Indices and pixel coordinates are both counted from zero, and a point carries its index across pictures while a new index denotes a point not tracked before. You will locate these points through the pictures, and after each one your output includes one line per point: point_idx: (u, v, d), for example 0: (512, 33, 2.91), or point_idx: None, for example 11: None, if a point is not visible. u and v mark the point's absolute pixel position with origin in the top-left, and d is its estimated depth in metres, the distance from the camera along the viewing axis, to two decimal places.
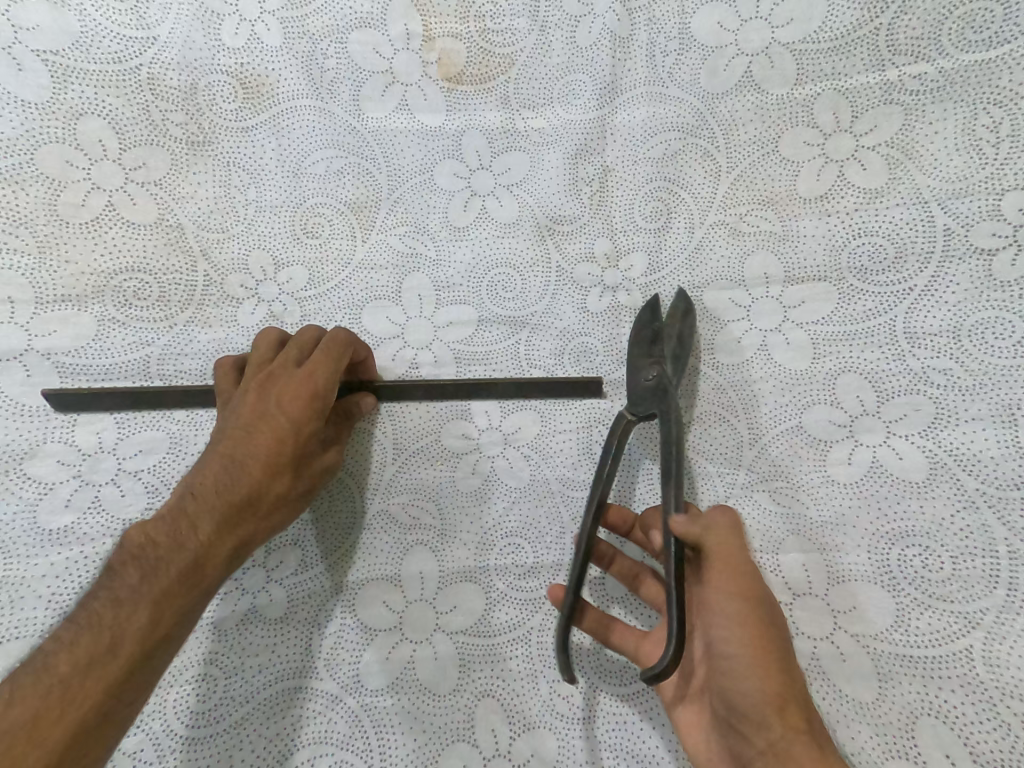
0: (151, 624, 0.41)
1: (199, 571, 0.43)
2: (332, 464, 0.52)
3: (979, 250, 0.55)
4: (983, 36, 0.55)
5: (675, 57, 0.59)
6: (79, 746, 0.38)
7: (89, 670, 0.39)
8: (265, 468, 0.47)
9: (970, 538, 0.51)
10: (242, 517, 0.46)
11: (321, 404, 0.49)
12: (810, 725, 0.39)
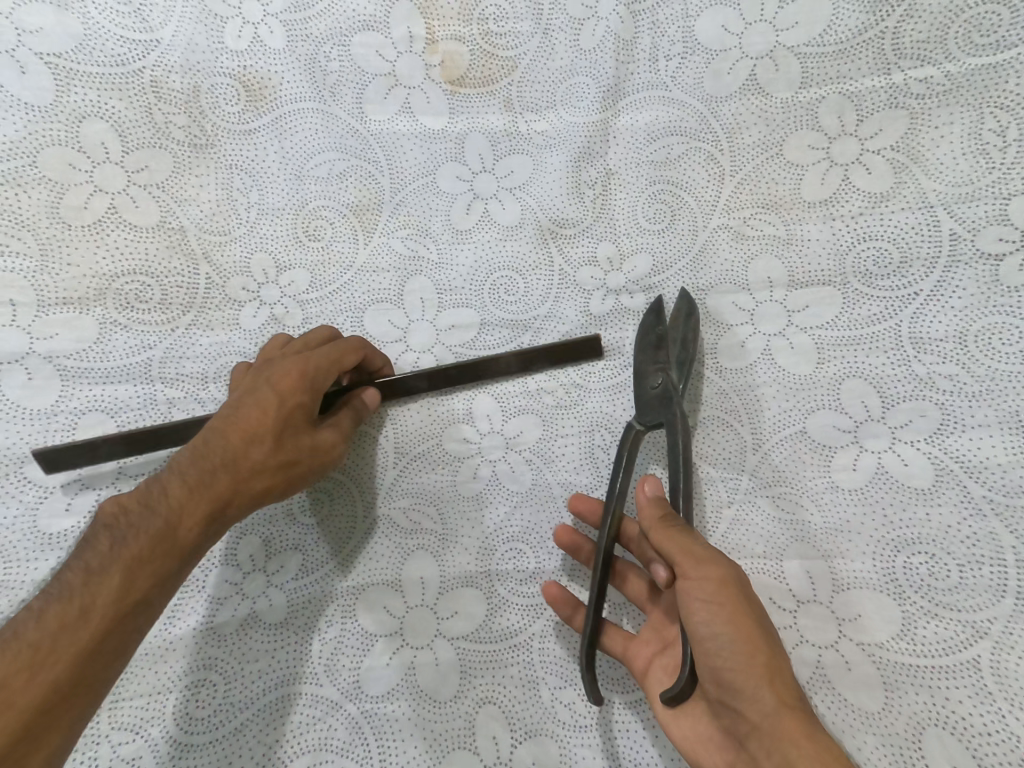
0: (123, 590, 0.40)
1: (171, 535, 0.42)
2: (325, 447, 0.49)
3: (986, 255, 0.55)
4: (989, 40, 0.55)
5: (678, 60, 0.59)
6: (49, 713, 0.37)
7: (58, 636, 0.38)
8: (241, 433, 0.47)
9: (976, 546, 0.50)
10: (214, 482, 0.45)
11: (310, 382, 0.49)
12: (803, 706, 0.38)
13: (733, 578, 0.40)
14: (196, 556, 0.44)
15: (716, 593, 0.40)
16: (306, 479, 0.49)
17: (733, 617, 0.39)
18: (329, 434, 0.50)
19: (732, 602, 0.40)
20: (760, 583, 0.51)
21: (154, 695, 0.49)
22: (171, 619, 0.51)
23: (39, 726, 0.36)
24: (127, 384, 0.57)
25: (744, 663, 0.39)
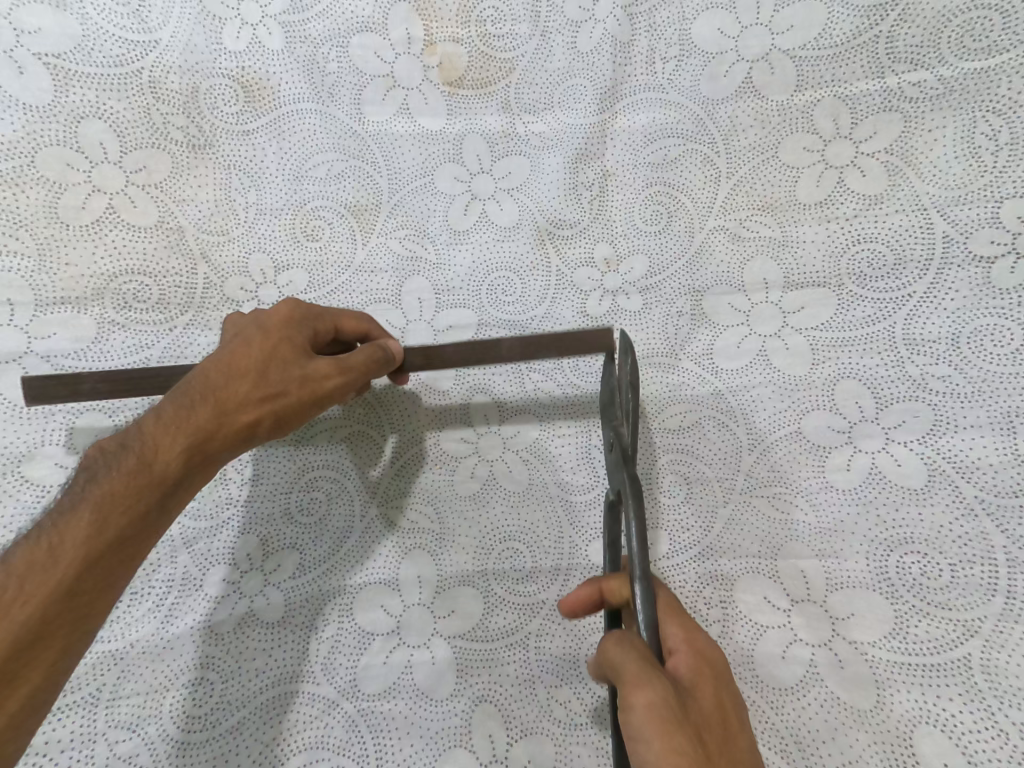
0: (94, 530, 0.37)
1: (146, 470, 0.39)
2: (316, 379, 0.45)
3: (979, 258, 0.55)
4: (982, 44, 0.55)
5: (675, 62, 0.59)
6: (22, 655, 0.35)
7: (26, 578, 0.36)
8: (222, 367, 0.43)
9: (968, 545, 0.51)
10: (192, 415, 0.41)
11: (296, 324, 0.46)
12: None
13: (670, 700, 0.34)
14: (181, 493, 0.41)
15: (650, 725, 0.33)
16: (300, 413, 0.45)
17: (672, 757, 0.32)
18: (322, 366, 0.45)
19: (669, 733, 0.33)
20: (755, 581, 0.52)
21: (151, 694, 0.50)
22: (168, 617, 0.52)
23: (12, 668, 0.35)
24: None
25: None
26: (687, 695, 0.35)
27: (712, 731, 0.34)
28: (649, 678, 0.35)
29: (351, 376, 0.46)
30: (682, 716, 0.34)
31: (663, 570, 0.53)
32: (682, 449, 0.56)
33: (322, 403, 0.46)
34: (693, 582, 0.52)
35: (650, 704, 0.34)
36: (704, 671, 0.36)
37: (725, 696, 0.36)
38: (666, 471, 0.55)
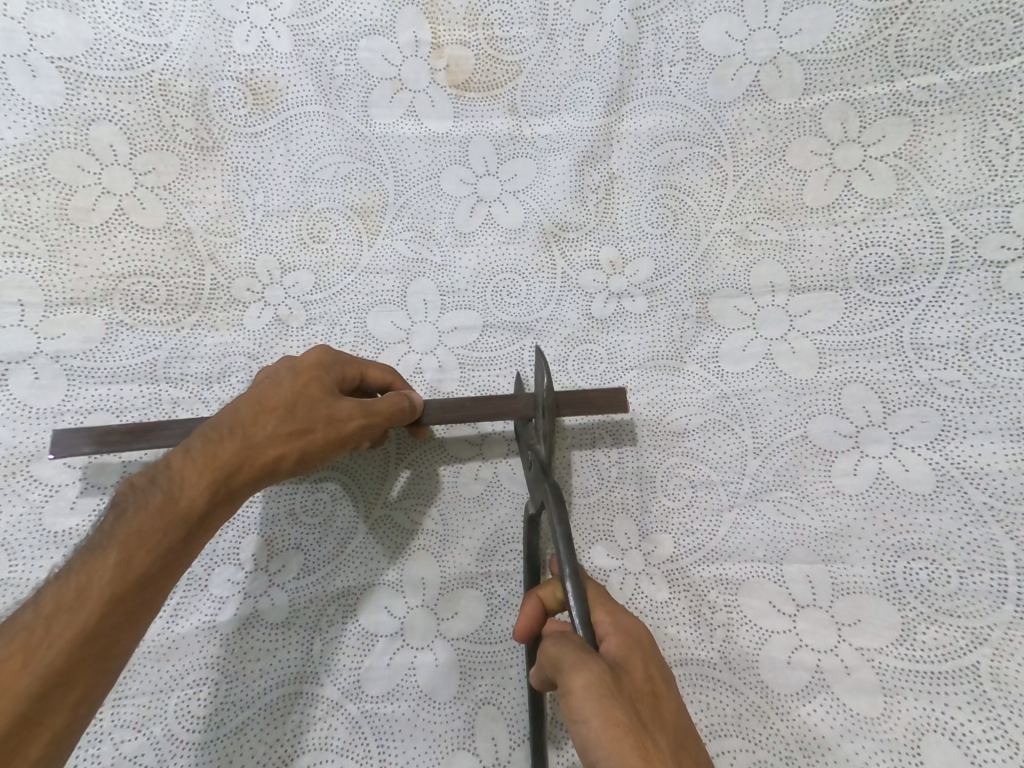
0: (120, 569, 0.37)
1: (172, 506, 0.40)
2: (341, 419, 0.46)
3: (988, 263, 0.55)
4: (992, 49, 0.55)
5: (682, 65, 0.59)
6: (47, 698, 0.34)
7: (53, 619, 0.35)
8: (253, 402, 0.44)
9: (977, 552, 0.50)
10: (220, 450, 0.42)
11: (326, 367, 0.47)
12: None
13: (605, 676, 0.33)
14: (203, 529, 0.41)
15: (593, 706, 0.32)
16: (324, 451, 0.45)
17: (612, 729, 0.31)
18: (348, 407, 0.46)
19: (608, 707, 0.32)
20: (760, 586, 0.52)
21: (157, 693, 0.50)
22: (174, 617, 0.52)
23: (38, 708, 0.34)
24: (133, 383, 0.57)
25: None
26: (618, 671, 0.34)
27: (643, 698, 0.34)
28: (584, 658, 0.34)
29: (376, 420, 0.47)
30: (618, 689, 0.33)
31: (668, 572, 0.52)
32: (687, 452, 0.56)
33: (344, 444, 0.46)
34: (698, 585, 0.52)
35: (588, 684, 0.32)
36: (630, 638, 0.36)
37: (653, 659, 0.36)
38: (671, 474, 0.55)
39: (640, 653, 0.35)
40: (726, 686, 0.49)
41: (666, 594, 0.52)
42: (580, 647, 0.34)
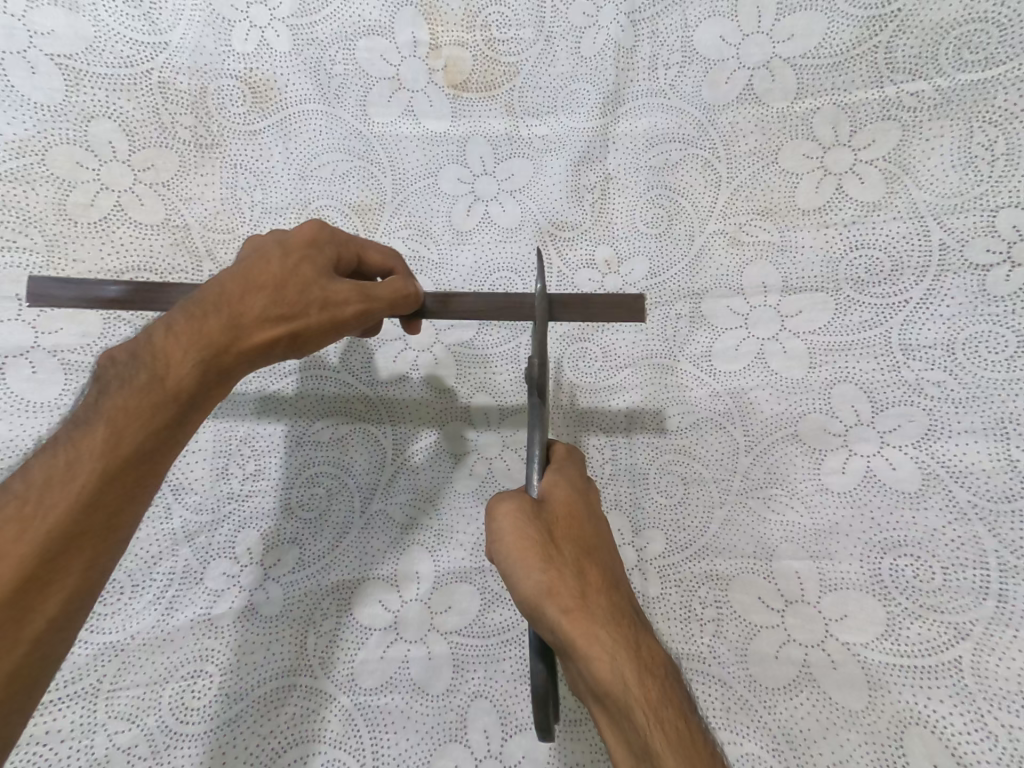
0: (111, 441, 0.37)
1: (158, 385, 0.39)
2: (337, 302, 0.45)
3: (974, 265, 0.55)
4: (980, 56, 0.56)
5: (677, 69, 0.60)
6: (49, 564, 0.34)
7: (46, 488, 0.35)
8: (239, 280, 0.43)
9: (960, 549, 0.51)
10: (205, 325, 0.41)
11: (318, 246, 0.46)
12: (587, 604, 0.37)
13: (523, 505, 0.39)
14: (197, 403, 0.41)
15: (507, 525, 0.39)
16: (318, 333, 0.45)
17: (518, 542, 0.38)
18: (343, 289, 0.46)
19: (519, 526, 0.39)
20: (749, 582, 0.52)
21: (151, 685, 0.50)
22: (170, 609, 0.53)
23: (44, 575, 0.34)
24: None
25: (535, 580, 0.37)
26: (541, 502, 0.41)
27: (558, 522, 0.40)
28: (506, 494, 0.40)
29: (374, 305, 0.47)
30: (535, 515, 0.39)
31: (659, 568, 0.53)
32: (679, 449, 0.57)
33: (341, 327, 0.46)
34: (688, 580, 0.53)
35: (506, 509, 0.39)
36: (560, 483, 0.41)
37: (581, 502, 0.41)
38: (663, 470, 0.56)
39: (565, 493, 0.41)
40: (715, 679, 0.50)
41: (657, 590, 0.53)
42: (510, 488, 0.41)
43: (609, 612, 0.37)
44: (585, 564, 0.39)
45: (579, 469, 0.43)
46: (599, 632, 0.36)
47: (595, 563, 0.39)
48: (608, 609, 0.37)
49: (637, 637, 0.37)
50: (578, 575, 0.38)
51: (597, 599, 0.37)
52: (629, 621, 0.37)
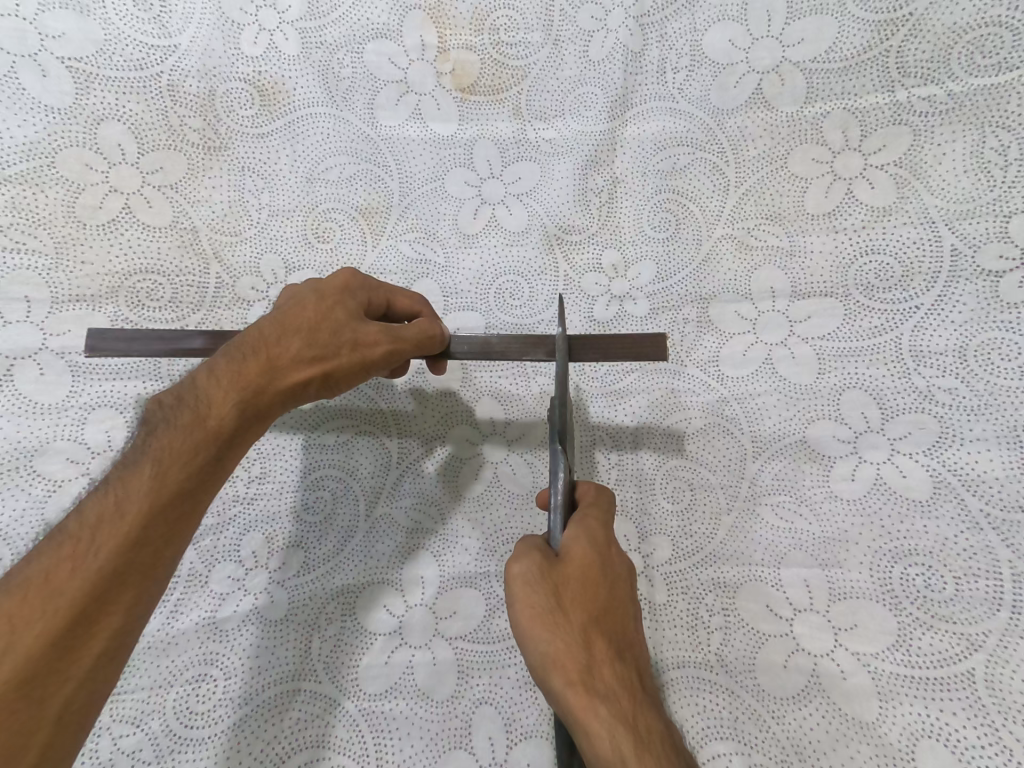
0: (156, 482, 0.38)
1: (200, 424, 0.40)
2: (367, 344, 0.46)
3: (985, 272, 0.55)
4: (992, 61, 0.55)
5: (686, 73, 0.60)
6: (98, 601, 0.35)
7: (98, 528, 0.36)
8: (277, 325, 0.45)
9: (972, 559, 0.50)
10: (244, 369, 0.43)
11: (352, 291, 0.48)
12: (592, 678, 0.37)
13: (534, 569, 0.40)
14: (236, 445, 0.42)
15: (519, 589, 0.40)
16: (348, 376, 0.46)
17: (528, 609, 0.39)
18: (373, 332, 0.47)
19: (529, 592, 0.39)
20: (757, 589, 0.52)
21: (155, 689, 0.50)
22: (174, 612, 0.53)
23: (92, 611, 0.35)
24: (137, 380, 0.58)
25: (542, 649, 0.38)
26: (556, 561, 0.40)
27: (572, 586, 0.40)
28: (522, 554, 0.41)
29: (403, 346, 0.48)
30: (546, 578, 0.40)
31: (666, 575, 0.53)
32: (686, 455, 0.56)
33: (370, 369, 0.47)
34: (695, 588, 0.52)
35: (518, 572, 0.40)
36: (579, 537, 0.41)
37: (598, 559, 0.41)
38: (670, 476, 0.56)
39: (583, 550, 0.41)
40: (723, 688, 0.49)
41: (664, 597, 0.52)
42: (530, 543, 0.41)
43: (613, 686, 0.37)
44: (595, 631, 0.39)
45: (602, 517, 0.43)
46: (602, 709, 0.36)
47: (605, 628, 0.39)
48: (613, 683, 0.37)
49: (641, 712, 0.37)
50: (585, 644, 0.38)
51: (603, 671, 0.38)
52: (632, 691, 0.38)
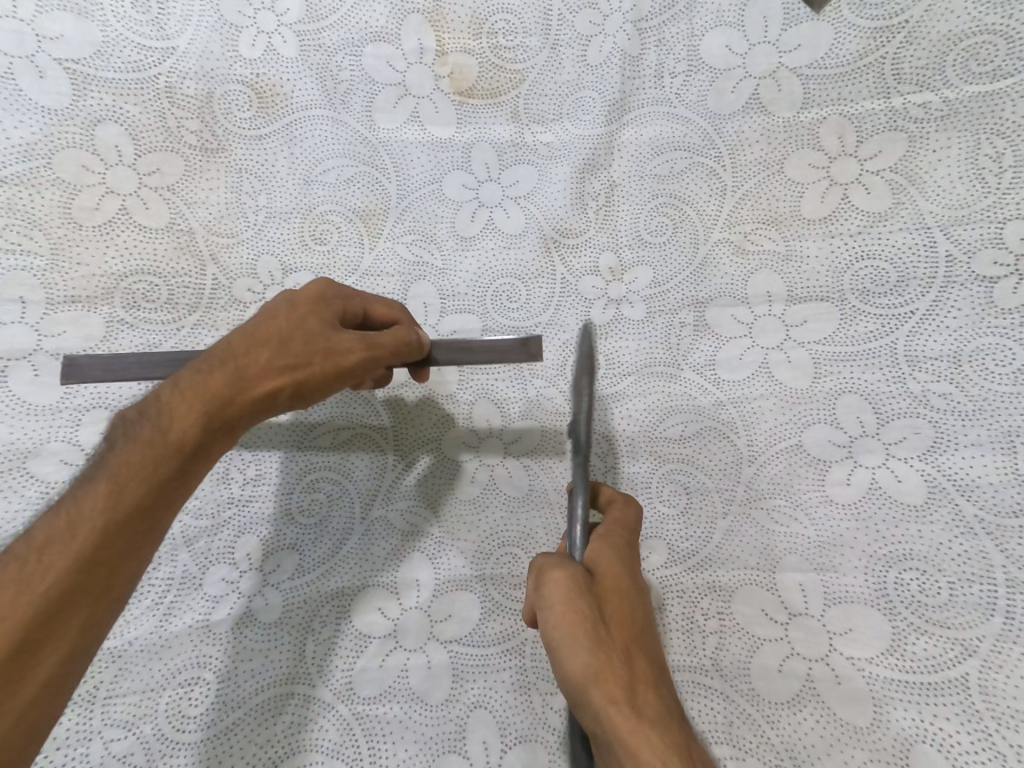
0: (110, 500, 0.38)
1: (160, 439, 0.40)
2: (340, 353, 0.46)
3: (979, 278, 0.55)
4: (987, 68, 0.55)
5: (683, 77, 0.60)
6: (45, 625, 0.35)
7: (46, 550, 0.36)
8: (247, 335, 0.44)
9: (966, 564, 0.51)
10: (209, 382, 0.42)
11: (325, 301, 0.47)
12: (637, 696, 0.37)
13: (578, 578, 0.40)
14: (200, 459, 0.42)
15: (560, 597, 0.39)
16: (321, 384, 0.46)
17: (569, 619, 0.38)
18: (347, 341, 0.47)
19: (572, 602, 0.39)
20: (753, 594, 0.52)
21: (147, 692, 0.50)
22: (167, 615, 0.52)
23: (39, 636, 0.35)
24: (132, 381, 0.57)
25: (584, 663, 0.37)
26: (592, 575, 0.40)
27: (610, 600, 0.40)
28: (560, 563, 0.40)
29: (376, 354, 0.48)
30: (586, 589, 0.39)
31: (661, 579, 0.53)
32: (682, 458, 0.56)
33: (345, 378, 0.47)
34: (691, 592, 0.52)
35: (560, 580, 0.39)
36: (606, 554, 0.41)
37: (630, 577, 0.41)
38: (665, 480, 0.56)
39: (616, 565, 0.41)
40: (718, 693, 0.49)
41: (660, 601, 0.52)
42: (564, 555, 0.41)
43: (658, 705, 0.37)
44: (635, 649, 0.39)
45: (628, 535, 0.44)
46: (652, 728, 0.35)
47: (645, 648, 0.39)
48: (658, 703, 0.37)
49: (686, 734, 0.37)
50: (627, 661, 0.38)
51: (647, 691, 0.37)
52: (676, 714, 0.37)
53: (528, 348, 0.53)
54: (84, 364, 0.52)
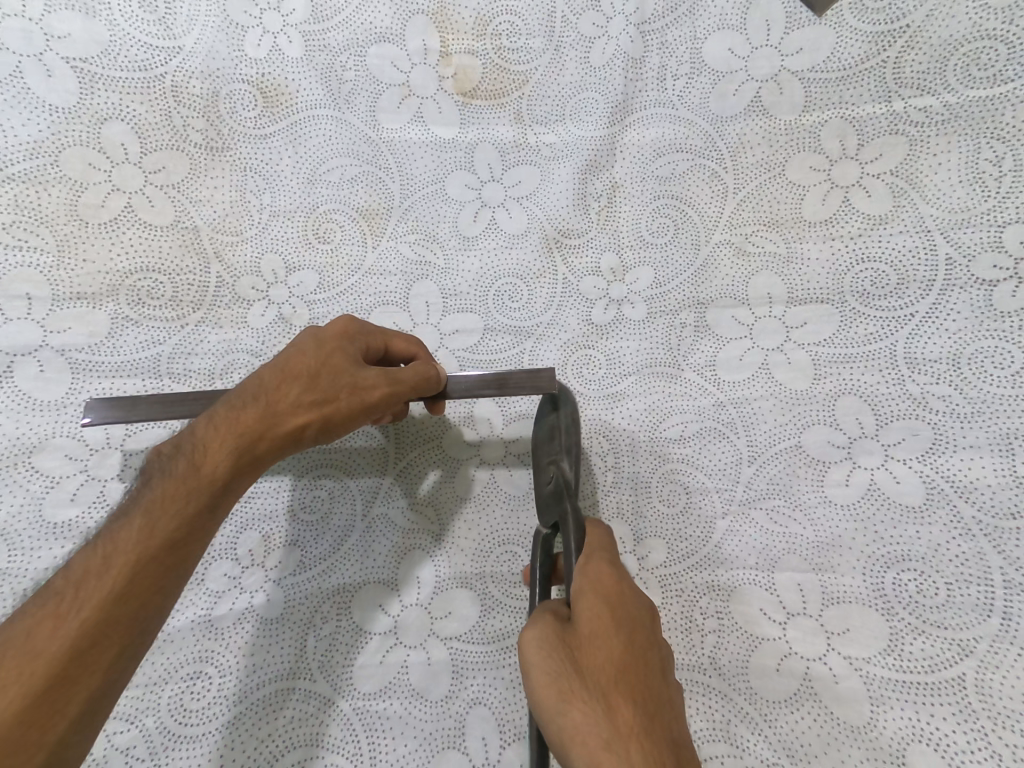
0: (144, 534, 0.39)
1: (194, 473, 0.41)
2: (366, 389, 0.47)
3: (980, 281, 0.55)
4: (987, 73, 0.56)
5: (685, 80, 0.61)
6: (79, 659, 0.36)
7: (83, 583, 0.38)
8: (277, 371, 0.45)
9: (964, 565, 0.51)
10: (243, 417, 0.43)
11: (351, 338, 0.48)
12: (612, 752, 0.35)
13: (549, 632, 0.40)
14: (230, 493, 0.43)
15: (534, 653, 0.39)
16: (347, 421, 0.46)
17: (542, 678, 0.38)
18: (372, 377, 0.47)
19: (544, 657, 0.39)
20: (751, 593, 0.52)
21: (150, 686, 0.50)
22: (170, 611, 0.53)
23: (73, 670, 0.36)
24: (136, 378, 0.58)
25: (559, 722, 0.37)
26: (570, 627, 0.40)
27: (587, 649, 0.39)
28: (536, 619, 0.41)
29: (401, 388, 0.48)
30: (559, 641, 0.39)
31: (660, 578, 0.53)
32: (681, 458, 0.56)
33: (371, 414, 0.47)
34: (689, 591, 0.53)
35: (533, 636, 0.40)
36: (584, 595, 0.41)
37: (611, 619, 0.40)
38: (665, 480, 0.56)
39: (593, 606, 0.40)
40: (716, 691, 0.50)
41: (658, 600, 0.53)
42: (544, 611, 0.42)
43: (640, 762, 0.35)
44: (615, 699, 0.37)
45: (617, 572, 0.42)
46: None
47: (629, 693, 0.37)
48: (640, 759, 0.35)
49: None
50: (605, 715, 0.36)
51: (626, 747, 0.35)
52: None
53: (539, 377, 0.52)
54: (107, 406, 0.50)
